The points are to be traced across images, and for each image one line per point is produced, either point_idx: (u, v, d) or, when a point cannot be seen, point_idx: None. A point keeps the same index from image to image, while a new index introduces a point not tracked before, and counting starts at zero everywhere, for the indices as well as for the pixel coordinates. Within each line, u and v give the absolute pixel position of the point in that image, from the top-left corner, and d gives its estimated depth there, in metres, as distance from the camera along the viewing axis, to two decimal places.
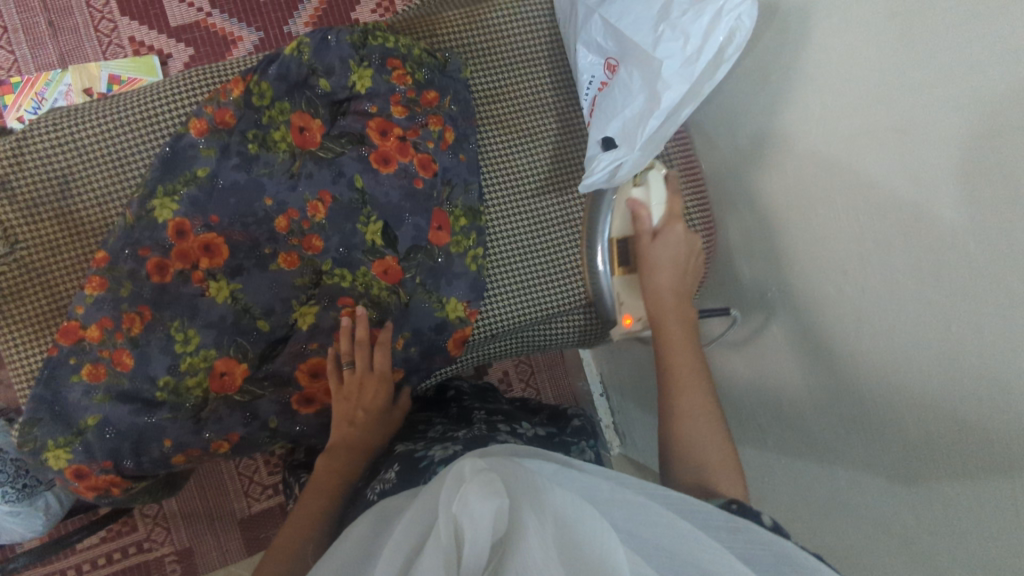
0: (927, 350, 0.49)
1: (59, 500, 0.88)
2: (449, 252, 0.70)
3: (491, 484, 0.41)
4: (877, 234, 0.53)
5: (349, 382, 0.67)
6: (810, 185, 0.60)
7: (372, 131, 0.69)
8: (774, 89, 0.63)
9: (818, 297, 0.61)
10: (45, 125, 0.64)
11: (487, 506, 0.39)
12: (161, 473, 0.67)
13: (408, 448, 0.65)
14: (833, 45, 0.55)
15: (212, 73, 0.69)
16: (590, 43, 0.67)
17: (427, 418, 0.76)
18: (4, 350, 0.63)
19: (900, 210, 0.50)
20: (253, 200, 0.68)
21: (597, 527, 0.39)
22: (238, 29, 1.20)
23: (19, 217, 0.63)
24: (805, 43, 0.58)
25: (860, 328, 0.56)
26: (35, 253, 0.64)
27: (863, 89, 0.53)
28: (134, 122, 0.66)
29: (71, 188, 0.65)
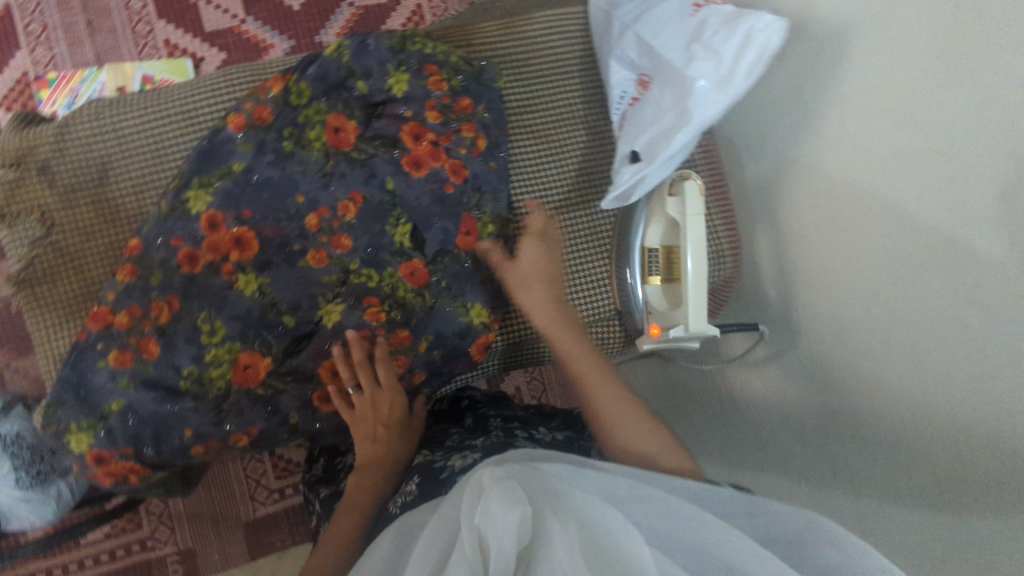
0: (958, 372, 0.49)
1: (70, 491, 0.88)
2: (477, 258, 0.71)
3: (512, 490, 0.40)
4: (908, 256, 0.53)
5: (359, 403, 0.68)
6: (837, 206, 0.60)
7: (406, 136, 0.70)
8: (803, 110, 0.64)
9: (842, 319, 0.61)
10: (89, 114, 0.66)
11: (511, 516, 0.38)
12: (179, 463, 0.67)
13: (427, 459, 0.65)
14: (868, 67, 0.55)
15: (253, 72, 0.70)
16: (623, 57, 0.68)
17: (440, 427, 0.76)
18: (33, 331, 0.64)
19: (933, 232, 0.50)
20: (286, 197, 0.68)
21: (623, 532, 0.38)
22: (270, 37, 1.23)
23: (56, 202, 0.64)
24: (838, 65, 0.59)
25: (888, 350, 0.56)
26: (69, 237, 0.64)
27: (896, 111, 0.53)
28: (174, 115, 0.67)
29: (109, 176, 0.66)
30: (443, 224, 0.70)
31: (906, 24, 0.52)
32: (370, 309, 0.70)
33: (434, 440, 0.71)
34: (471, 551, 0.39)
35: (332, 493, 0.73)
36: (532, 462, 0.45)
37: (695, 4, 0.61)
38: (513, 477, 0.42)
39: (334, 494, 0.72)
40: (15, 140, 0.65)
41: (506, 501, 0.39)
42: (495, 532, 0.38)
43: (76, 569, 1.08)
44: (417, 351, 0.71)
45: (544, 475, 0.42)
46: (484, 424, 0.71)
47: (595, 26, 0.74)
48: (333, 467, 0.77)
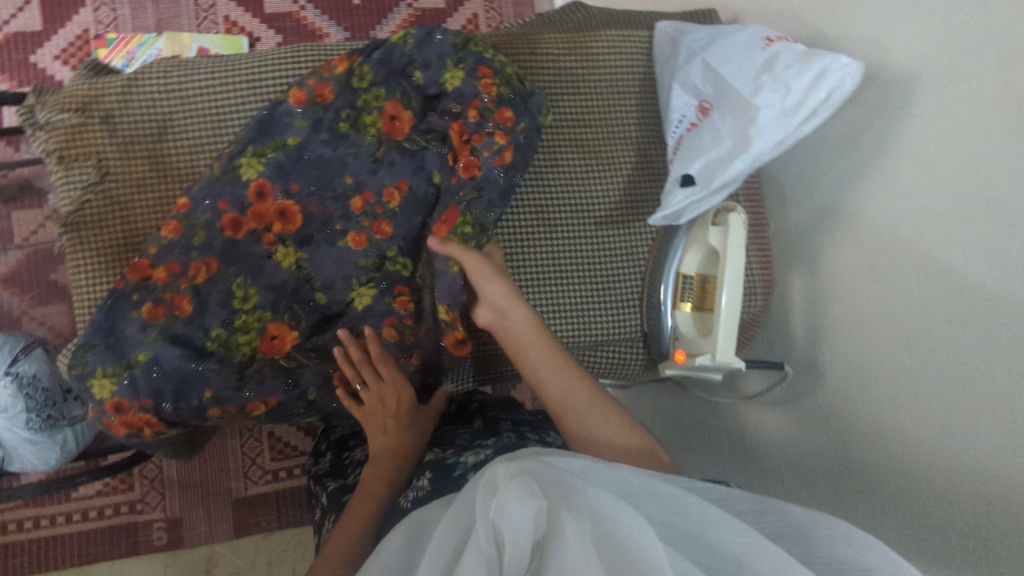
0: (991, 430, 0.49)
1: (75, 437, 0.89)
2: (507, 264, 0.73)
3: (529, 486, 0.39)
4: (945, 312, 0.53)
5: (368, 399, 0.68)
6: (874, 255, 0.61)
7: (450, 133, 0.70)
8: (841, 155, 0.64)
9: (868, 366, 0.62)
10: (157, 70, 0.67)
11: (529, 514, 0.38)
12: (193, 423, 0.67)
13: (436, 455, 0.65)
14: (918, 120, 0.56)
15: (319, 52, 0.71)
16: (687, 83, 0.69)
17: (449, 426, 0.75)
18: (74, 273, 0.65)
19: (973, 290, 0.51)
20: (333, 178, 0.70)
21: (638, 530, 0.38)
22: (328, 27, 1.27)
23: (114, 150, 0.66)
24: (882, 113, 0.59)
25: (916, 402, 0.56)
26: (121, 186, 0.66)
27: (945, 165, 0.54)
28: (239, 82, 0.69)
29: (167, 133, 0.67)
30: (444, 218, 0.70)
31: (959, 80, 0.52)
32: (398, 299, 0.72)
33: (438, 438, 0.71)
34: (483, 543, 0.38)
35: (342, 484, 0.73)
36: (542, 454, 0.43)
37: (767, 38, 0.62)
38: (528, 471, 0.41)
39: (344, 485, 0.72)
40: (84, 87, 0.66)
41: (522, 496, 0.38)
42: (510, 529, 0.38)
43: (64, 522, 1.08)
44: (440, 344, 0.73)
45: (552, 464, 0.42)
46: (495, 426, 0.71)
47: (659, 51, 0.75)
48: (343, 462, 0.77)
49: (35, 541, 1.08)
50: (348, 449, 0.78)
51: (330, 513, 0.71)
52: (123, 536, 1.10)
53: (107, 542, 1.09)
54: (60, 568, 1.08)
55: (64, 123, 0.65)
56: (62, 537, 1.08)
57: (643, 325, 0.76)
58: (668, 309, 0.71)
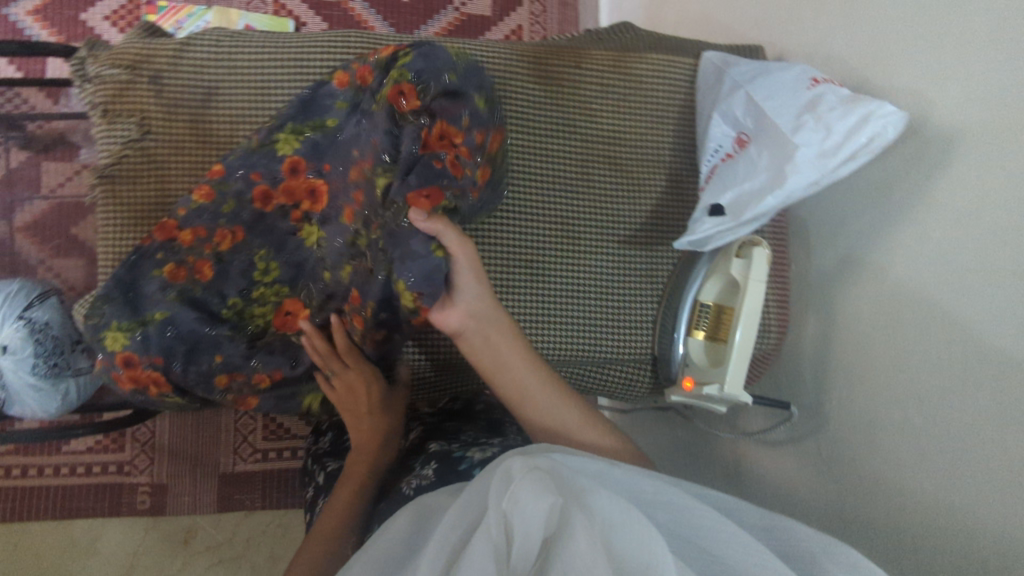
0: (990, 491, 0.50)
1: (77, 391, 0.90)
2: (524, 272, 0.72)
3: (542, 480, 0.43)
4: (956, 370, 0.54)
5: (338, 388, 0.67)
6: (890, 305, 0.61)
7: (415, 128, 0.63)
8: (867, 202, 0.65)
9: (873, 415, 0.62)
10: (210, 38, 0.68)
11: (538, 505, 0.42)
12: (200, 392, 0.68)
13: (442, 447, 0.66)
14: (949, 178, 0.56)
15: (370, 40, 0.72)
16: (727, 114, 0.70)
17: (452, 423, 0.75)
18: (103, 225, 0.67)
19: (980, 348, 0.52)
20: (345, 151, 0.69)
21: (645, 532, 0.41)
22: (373, 20, 1.33)
23: (157, 110, 0.67)
24: (911, 167, 0.60)
25: (920, 458, 0.56)
26: (160, 147, 0.67)
27: (969, 227, 0.54)
28: (287, 59, 0.69)
29: (211, 101, 0.68)
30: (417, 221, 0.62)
31: (990, 143, 0.53)
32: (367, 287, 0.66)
33: (443, 432, 0.72)
34: (494, 530, 0.42)
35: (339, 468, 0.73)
36: (558, 454, 0.49)
37: (813, 79, 0.62)
38: (541, 470, 0.45)
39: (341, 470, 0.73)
40: (137, 45, 0.67)
41: (534, 490, 0.42)
42: (520, 519, 0.42)
43: (51, 474, 1.09)
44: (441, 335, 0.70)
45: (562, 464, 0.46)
46: (500, 427, 0.71)
47: (703, 81, 0.76)
48: (341, 445, 0.77)
49: (21, 489, 1.08)
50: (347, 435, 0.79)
51: (325, 495, 0.71)
52: (107, 496, 1.10)
53: (92, 500, 1.09)
54: (41, 520, 1.08)
55: (112, 79, 0.66)
56: (48, 489, 1.09)
57: (653, 349, 0.75)
58: (683, 333, 0.71)
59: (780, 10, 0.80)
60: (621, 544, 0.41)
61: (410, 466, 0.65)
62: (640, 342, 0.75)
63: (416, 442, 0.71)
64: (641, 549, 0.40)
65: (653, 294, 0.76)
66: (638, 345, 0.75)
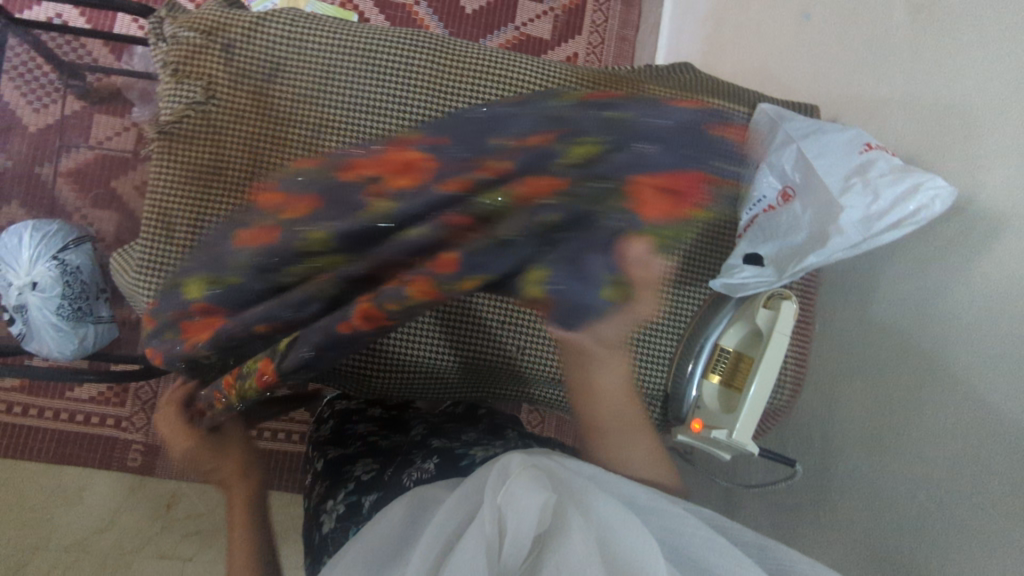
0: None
1: (93, 338, 0.90)
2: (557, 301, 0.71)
3: (535, 480, 0.45)
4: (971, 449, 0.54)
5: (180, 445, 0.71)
6: (914, 378, 0.61)
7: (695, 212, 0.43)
8: (904, 272, 0.65)
9: (885, 486, 0.61)
10: (286, 17, 0.71)
11: (534, 501, 0.43)
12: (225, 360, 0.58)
13: (443, 444, 0.66)
14: (992, 260, 0.56)
15: (436, 42, 0.74)
16: (775, 165, 0.66)
17: (454, 423, 0.76)
18: (153, 179, 0.68)
19: (997, 431, 0.52)
20: (481, 139, 0.47)
21: (635, 533, 0.43)
22: (435, 26, 1.44)
23: (224, 78, 0.69)
24: (954, 244, 0.60)
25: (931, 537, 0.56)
26: (220, 113, 0.68)
27: (1006, 311, 0.54)
28: (355, 48, 0.72)
29: (277, 76, 0.70)
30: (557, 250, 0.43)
31: None
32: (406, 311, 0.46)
33: (446, 431, 0.72)
34: (490, 524, 0.42)
35: (339, 455, 0.74)
36: (557, 458, 0.51)
37: (867, 143, 0.64)
38: (535, 469, 0.47)
39: (341, 457, 0.73)
40: (215, 13, 0.69)
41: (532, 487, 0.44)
42: (517, 513, 0.43)
43: (50, 418, 1.09)
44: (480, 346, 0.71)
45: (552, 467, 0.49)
46: (502, 431, 0.72)
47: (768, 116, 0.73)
48: (343, 431, 0.78)
49: (19, 427, 1.09)
50: (349, 423, 0.79)
51: (322, 480, 0.72)
52: (100, 449, 1.10)
53: (85, 449, 1.10)
54: (34, 460, 1.09)
55: (188, 41, 0.68)
56: (45, 432, 1.09)
57: (665, 389, 0.75)
58: (696, 370, 0.71)
59: (839, 73, 0.81)
60: (611, 544, 0.43)
61: (408, 458, 0.65)
62: (651, 381, 0.75)
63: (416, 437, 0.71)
64: (631, 548, 0.42)
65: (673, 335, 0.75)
66: (648, 384, 0.75)
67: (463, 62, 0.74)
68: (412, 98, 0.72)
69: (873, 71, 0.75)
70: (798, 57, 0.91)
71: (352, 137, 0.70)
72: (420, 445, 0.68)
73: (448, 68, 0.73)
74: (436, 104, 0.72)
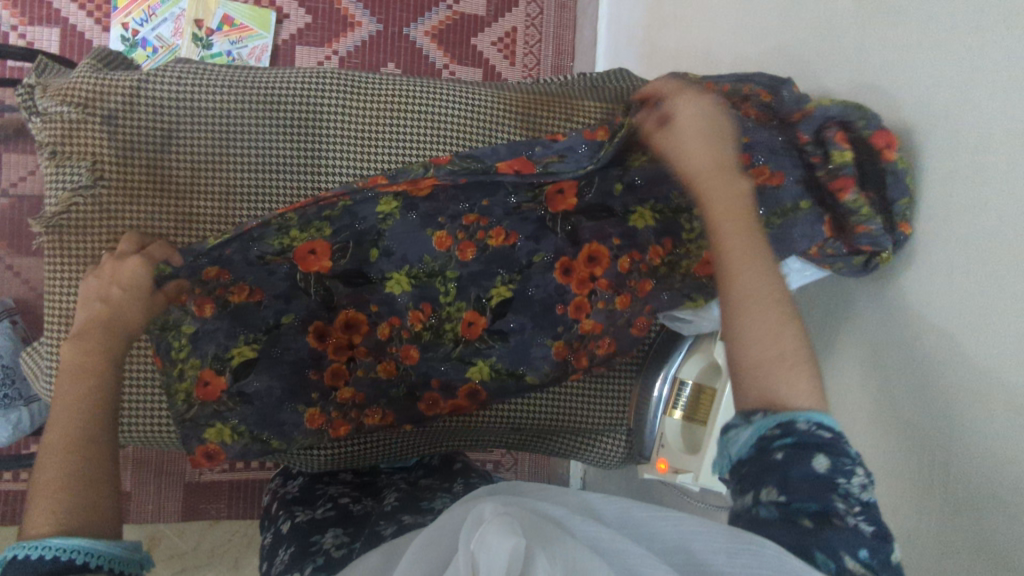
0: None
1: (30, 419, 0.95)
2: (545, 342, 0.73)
3: (511, 517, 0.37)
4: (942, 477, 0.53)
5: (313, 263, 0.65)
6: (878, 396, 0.61)
7: (808, 250, 0.65)
8: (874, 281, 0.64)
9: None
10: (171, 75, 0.64)
11: (508, 542, 0.35)
12: (391, 312, 0.70)
13: (416, 519, 0.62)
14: (957, 267, 0.55)
15: (343, 79, 0.68)
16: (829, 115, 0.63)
17: (428, 480, 0.76)
18: (53, 271, 0.63)
19: (964, 468, 0.51)
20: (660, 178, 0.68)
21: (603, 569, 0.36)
22: (360, 15, 1.33)
23: (112, 155, 0.63)
24: (925, 252, 0.59)
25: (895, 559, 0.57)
26: (113, 195, 0.63)
27: (973, 320, 0.52)
28: (252, 99, 0.65)
29: (171, 146, 0.64)
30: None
31: (989, 230, 0.52)
32: (621, 259, 0.71)
33: (420, 502, 0.67)
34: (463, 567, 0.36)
35: (308, 519, 0.69)
36: (540, 494, 0.43)
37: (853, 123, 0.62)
38: (517, 510, 0.39)
39: (309, 522, 0.68)
40: (89, 78, 0.62)
41: (503, 524, 0.36)
42: (483, 551, 0.35)
43: None
44: (582, 348, 0.74)
45: (549, 506, 0.41)
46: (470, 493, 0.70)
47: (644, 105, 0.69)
48: (310, 493, 0.75)
49: None
50: (320, 483, 0.77)
51: (287, 545, 0.65)
52: None
53: None
54: None
55: (62, 117, 0.61)
56: None
57: (613, 453, 0.81)
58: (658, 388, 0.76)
59: (781, 60, 0.76)
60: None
61: (377, 536, 0.61)
62: (582, 455, 0.83)
63: (388, 515, 0.66)
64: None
65: (573, 433, 0.81)
66: (582, 457, 0.83)
67: (376, 97, 0.68)
68: (325, 153, 0.67)
69: (828, 58, 0.69)
70: (739, 41, 0.85)
71: (266, 199, 0.67)
72: (389, 519, 0.64)
73: (361, 111, 0.67)
74: (352, 156, 0.67)
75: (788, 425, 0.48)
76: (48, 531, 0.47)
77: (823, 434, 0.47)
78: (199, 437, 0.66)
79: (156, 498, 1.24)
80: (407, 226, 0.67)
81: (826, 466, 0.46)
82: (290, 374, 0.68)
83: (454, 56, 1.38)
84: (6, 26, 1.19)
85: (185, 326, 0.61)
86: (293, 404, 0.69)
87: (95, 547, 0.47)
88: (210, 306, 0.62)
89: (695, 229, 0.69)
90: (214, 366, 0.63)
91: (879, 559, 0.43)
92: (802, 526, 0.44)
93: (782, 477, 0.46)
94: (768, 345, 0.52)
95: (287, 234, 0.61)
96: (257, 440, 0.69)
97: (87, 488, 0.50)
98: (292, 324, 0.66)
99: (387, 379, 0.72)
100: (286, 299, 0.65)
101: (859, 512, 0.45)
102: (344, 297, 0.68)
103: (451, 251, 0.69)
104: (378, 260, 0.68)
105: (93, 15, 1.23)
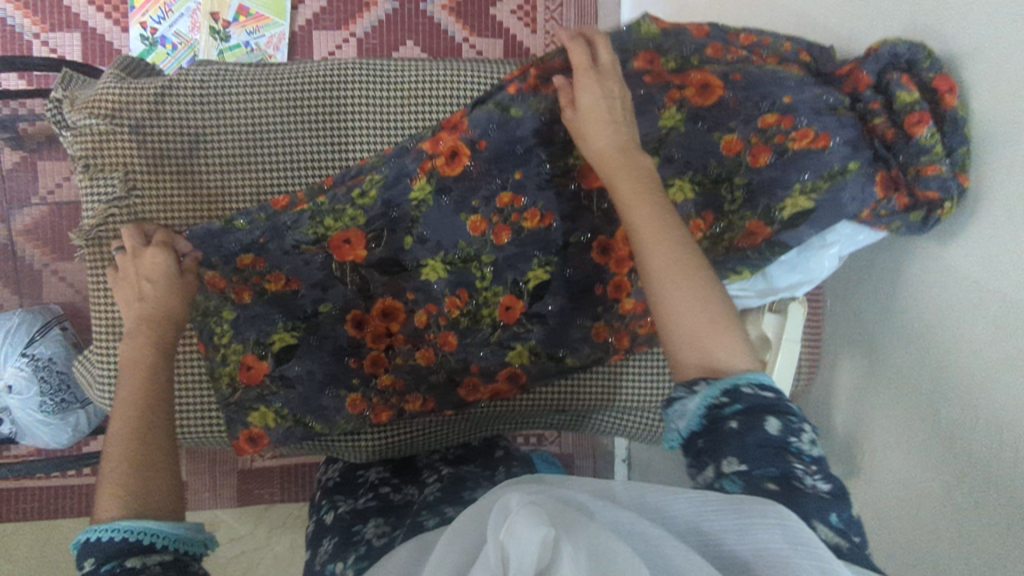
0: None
1: (87, 419, 1.01)
2: (586, 319, 0.73)
3: (537, 508, 0.37)
4: (1010, 441, 0.51)
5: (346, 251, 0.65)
6: (937, 356, 0.59)
7: (860, 212, 0.62)
8: (931, 237, 0.61)
9: (914, 462, 0.61)
10: (194, 79, 0.64)
11: (533, 532, 0.34)
12: (430, 300, 0.69)
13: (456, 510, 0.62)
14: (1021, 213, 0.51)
15: (358, 68, 0.66)
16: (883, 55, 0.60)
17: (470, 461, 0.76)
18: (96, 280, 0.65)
19: None
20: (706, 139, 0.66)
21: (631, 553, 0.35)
22: None
23: (143, 164, 0.63)
24: (986, 201, 0.55)
25: (958, 521, 0.55)
26: (147, 203, 0.64)
27: None
28: (272, 98, 0.65)
29: (197, 150, 0.64)
30: (720, 117, 0.65)
31: None
32: None
33: (460, 490, 0.67)
34: (493, 559, 0.35)
35: (351, 511, 0.69)
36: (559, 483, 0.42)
37: (904, 76, 0.59)
38: (543, 499, 0.38)
39: (352, 513, 0.68)
40: (114, 89, 0.63)
41: (527, 514, 0.36)
42: (513, 542, 0.35)
43: None
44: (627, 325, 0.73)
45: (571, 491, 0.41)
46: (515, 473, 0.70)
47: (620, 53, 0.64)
48: (353, 480, 0.76)
49: None
50: (360, 469, 0.77)
51: (332, 535, 0.65)
52: None
53: None
54: None
55: (91, 130, 0.62)
56: None
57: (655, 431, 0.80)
58: None
59: (820, 12, 0.72)
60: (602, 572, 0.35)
61: (416, 525, 0.61)
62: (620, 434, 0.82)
63: (430, 501, 0.65)
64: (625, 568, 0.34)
65: (612, 413, 0.80)
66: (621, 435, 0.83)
67: (395, 83, 0.66)
68: (351, 143, 0.66)
69: (874, 7, 0.65)
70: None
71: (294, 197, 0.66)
72: (430, 510, 0.63)
73: (381, 100, 0.66)
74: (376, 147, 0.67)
75: (733, 391, 0.47)
76: (116, 515, 0.48)
77: (767, 394, 0.47)
78: (243, 420, 0.69)
79: (213, 485, 1.29)
80: (441, 211, 0.65)
81: (778, 428, 0.45)
82: (330, 363, 0.69)
83: (474, 28, 1.35)
84: (29, 35, 1.20)
85: (226, 312, 0.65)
86: (334, 388, 0.70)
87: (160, 528, 0.48)
88: (249, 293, 0.65)
89: (738, 198, 0.66)
90: (256, 350, 0.67)
91: (845, 518, 0.43)
92: (770, 493, 0.43)
93: (741, 445, 0.45)
94: (696, 299, 0.50)
95: (321, 222, 0.62)
96: (307, 426, 0.70)
97: (154, 475, 0.51)
98: (330, 313, 0.68)
99: (426, 367, 0.72)
100: (322, 288, 0.67)
101: (817, 473, 0.45)
102: (381, 286, 0.68)
103: (487, 235, 0.67)
104: (412, 247, 0.66)
105: (111, 16, 1.23)
